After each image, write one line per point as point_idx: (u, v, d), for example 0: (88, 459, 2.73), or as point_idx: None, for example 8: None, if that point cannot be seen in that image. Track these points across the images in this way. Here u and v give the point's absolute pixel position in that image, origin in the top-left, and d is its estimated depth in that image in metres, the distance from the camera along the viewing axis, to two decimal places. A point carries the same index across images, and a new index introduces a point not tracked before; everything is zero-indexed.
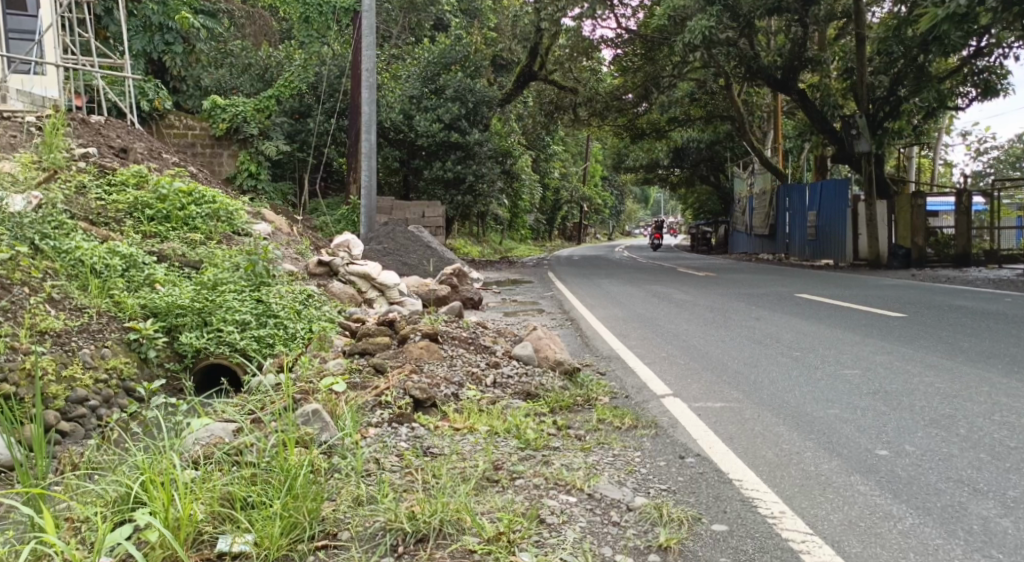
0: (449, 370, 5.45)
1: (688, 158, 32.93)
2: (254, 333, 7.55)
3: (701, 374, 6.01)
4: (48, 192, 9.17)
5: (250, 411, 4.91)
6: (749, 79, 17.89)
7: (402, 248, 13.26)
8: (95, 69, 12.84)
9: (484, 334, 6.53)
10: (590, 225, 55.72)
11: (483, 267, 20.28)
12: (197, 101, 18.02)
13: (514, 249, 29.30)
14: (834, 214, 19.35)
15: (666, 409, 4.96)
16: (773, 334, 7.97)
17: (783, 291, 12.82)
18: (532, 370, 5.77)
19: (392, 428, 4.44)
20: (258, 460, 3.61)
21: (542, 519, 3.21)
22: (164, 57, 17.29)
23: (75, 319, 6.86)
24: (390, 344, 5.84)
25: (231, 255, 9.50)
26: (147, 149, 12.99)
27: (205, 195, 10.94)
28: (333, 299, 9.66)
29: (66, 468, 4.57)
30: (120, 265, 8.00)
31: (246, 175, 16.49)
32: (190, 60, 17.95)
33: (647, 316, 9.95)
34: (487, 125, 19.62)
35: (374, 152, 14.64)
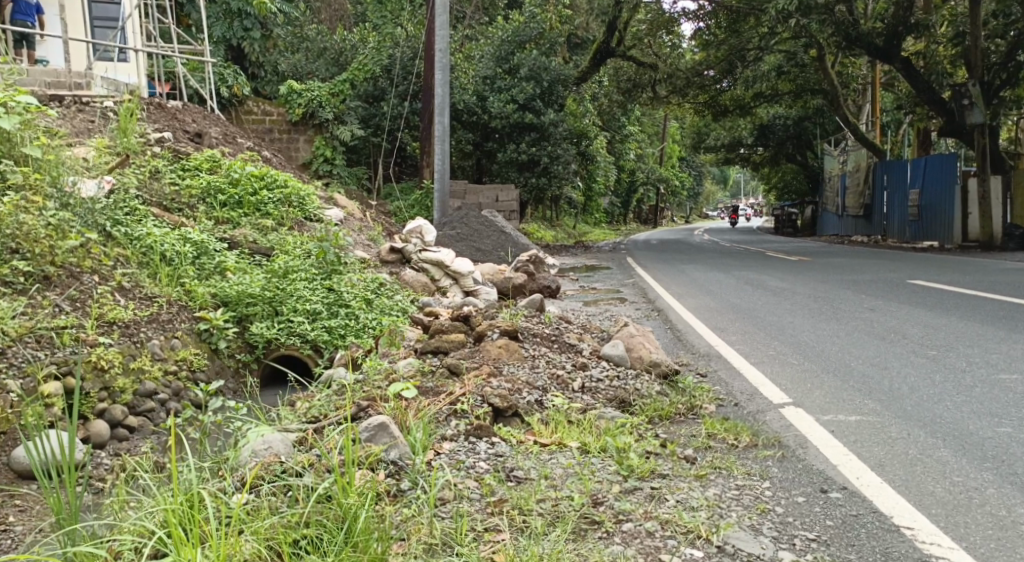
0: (532, 372, 4.81)
1: (772, 136, 31.51)
2: (326, 323, 7.11)
3: (821, 378, 5.25)
4: (121, 178, 8.87)
5: (310, 418, 4.38)
6: (846, 49, 16.67)
7: (476, 234, 12.69)
8: (175, 53, 12.52)
9: (568, 331, 5.85)
10: (666, 207, 54.14)
11: (558, 253, 19.60)
12: (275, 87, 17.83)
13: (590, 233, 28.45)
14: (937, 194, 18.02)
15: (788, 423, 4.28)
16: (895, 328, 7.10)
17: (890, 277, 11.78)
18: (624, 372, 5.09)
19: (469, 443, 3.83)
20: (308, 490, 3.03)
21: None
22: (244, 44, 17.16)
23: (145, 308, 6.45)
24: (465, 342, 5.25)
25: (303, 242, 9.12)
26: (222, 133, 12.67)
27: (277, 179, 10.55)
28: (406, 288, 9.15)
29: (116, 482, 4.08)
30: (190, 253, 7.56)
31: (322, 161, 16.06)
32: (268, 45, 17.69)
33: (744, 307, 9.14)
34: (564, 104, 18.84)
35: (448, 133, 14.09)
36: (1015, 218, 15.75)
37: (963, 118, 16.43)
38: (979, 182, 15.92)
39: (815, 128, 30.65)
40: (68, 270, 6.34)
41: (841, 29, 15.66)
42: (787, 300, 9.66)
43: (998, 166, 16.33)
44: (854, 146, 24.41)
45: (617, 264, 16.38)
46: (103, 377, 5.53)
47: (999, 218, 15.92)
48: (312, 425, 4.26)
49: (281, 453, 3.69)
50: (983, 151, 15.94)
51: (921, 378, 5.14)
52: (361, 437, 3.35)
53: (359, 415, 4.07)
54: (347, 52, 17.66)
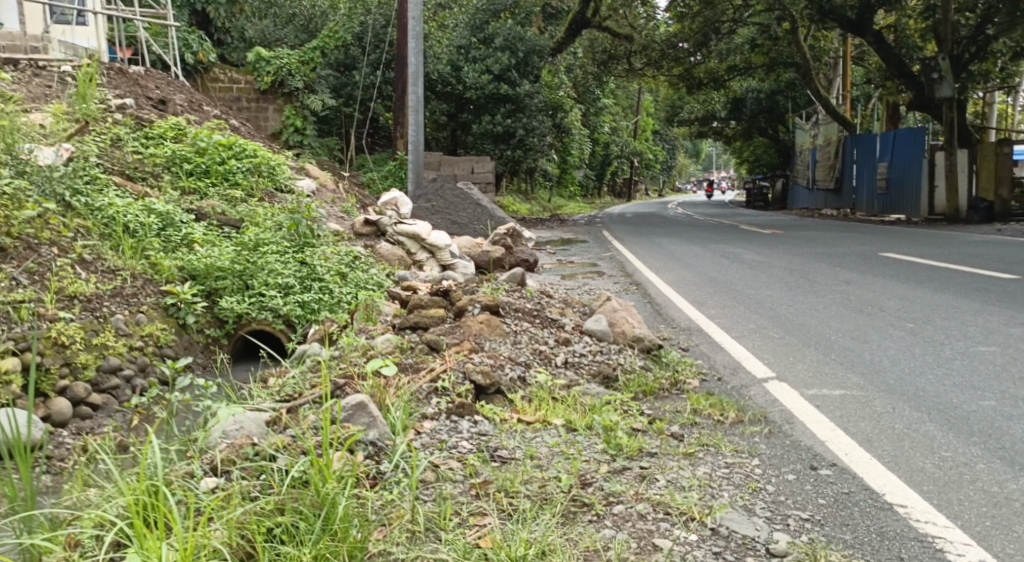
0: (514, 349, 4.71)
1: (746, 109, 31.50)
2: (299, 298, 6.92)
3: (802, 352, 5.19)
4: (81, 146, 8.60)
5: (284, 397, 4.26)
6: (820, 21, 16.58)
7: (452, 207, 12.52)
8: (137, 17, 12.13)
9: (550, 305, 5.74)
10: (640, 180, 54.09)
11: (533, 226, 19.49)
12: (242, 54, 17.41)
13: (564, 206, 28.34)
14: (906, 167, 18.08)
15: (773, 398, 4.21)
16: (872, 301, 7.06)
17: (865, 250, 11.79)
18: (607, 348, 5.01)
19: (452, 422, 3.73)
20: (284, 474, 2.91)
21: None
22: None
23: (107, 282, 6.35)
24: (445, 318, 5.11)
25: (274, 213, 8.93)
26: (187, 101, 12.35)
27: (245, 148, 10.31)
28: (381, 261, 8.99)
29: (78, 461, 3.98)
30: (156, 224, 7.38)
31: (292, 131, 15.76)
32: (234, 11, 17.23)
33: (721, 280, 9.08)
34: (539, 75, 18.61)
35: (421, 104, 13.85)
36: (981, 191, 15.87)
37: (933, 92, 16.41)
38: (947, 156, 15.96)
39: (789, 101, 30.64)
40: (26, 242, 6.21)
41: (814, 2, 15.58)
42: (764, 273, 9.62)
43: (966, 140, 16.46)
44: (826, 119, 24.42)
45: (592, 237, 16.32)
46: (65, 352, 5.40)
47: (966, 191, 16.03)
48: (286, 404, 4.14)
49: (254, 434, 3.60)
50: (951, 125, 15.99)
51: (901, 351, 5.10)
52: (339, 417, 3.24)
53: (337, 393, 3.94)
54: (317, 19, 17.55)
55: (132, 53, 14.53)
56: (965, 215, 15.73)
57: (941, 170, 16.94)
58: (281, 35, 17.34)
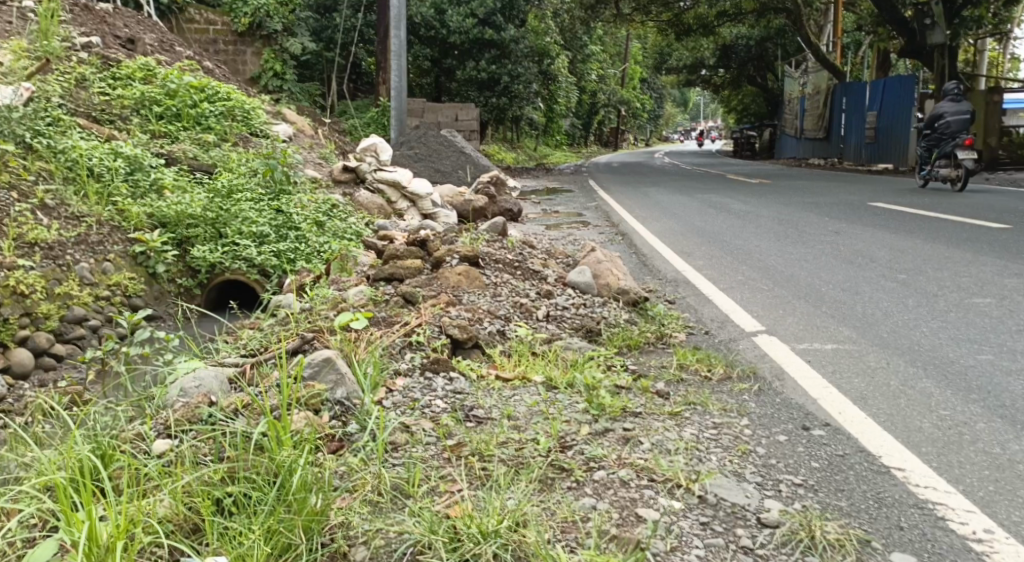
0: (493, 301, 4.52)
1: (735, 56, 30.95)
2: (274, 247, 7.07)
3: (793, 304, 5.02)
4: (43, 85, 8.23)
5: (249, 351, 4.03)
6: None
7: (435, 154, 12.22)
8: None
9: (532, 256, 5.51)
10: (628, 130, 53.52)
11: (518, 175, 19.18)
12: None
13: (550, 155, 27.97)
14: (894, 117, 17.83)
15: (763, 353, 4.04)
16: (863, 252, 6.89)
17: (855, 199, 11.59)
18: (591, 301, 4.82)
19: (426, 378, 3.51)
20: (238, 436, 2.69)
21: (644, 546, 2.26)
22: None
23: (72, 229, 6.47)
24: (421, 270, 4.89)
25: (248, 159, 8.65)
26: (157, 41, 11.90)
27: (218, 91, 9.98)
28: (360, 210, 8.71)
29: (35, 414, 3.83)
30: (123, 169, 7.48)
31: (271, 75, 15.28)
32: None
33: (708, 230, 8.88)
34: (525, 19, 18.09)
35: (404, 48, 13.45)
36: None
37: (924, 37, 16.07)
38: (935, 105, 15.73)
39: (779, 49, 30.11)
40: None
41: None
42: (753, 223, 9.41)
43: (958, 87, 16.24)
44: (816, 67, 24.03)
45: (578, 187, 16.04)
46: (25, 302, 5.56)
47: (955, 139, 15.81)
48: (252, 358, 3.95)
49: (215, 390, 3.40)
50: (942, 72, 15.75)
51: (894, 303, 4.94)
52: (300, 376, 3.02)
53: (306, 349, 3.70)
54: None
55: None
56: None
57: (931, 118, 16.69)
58: None
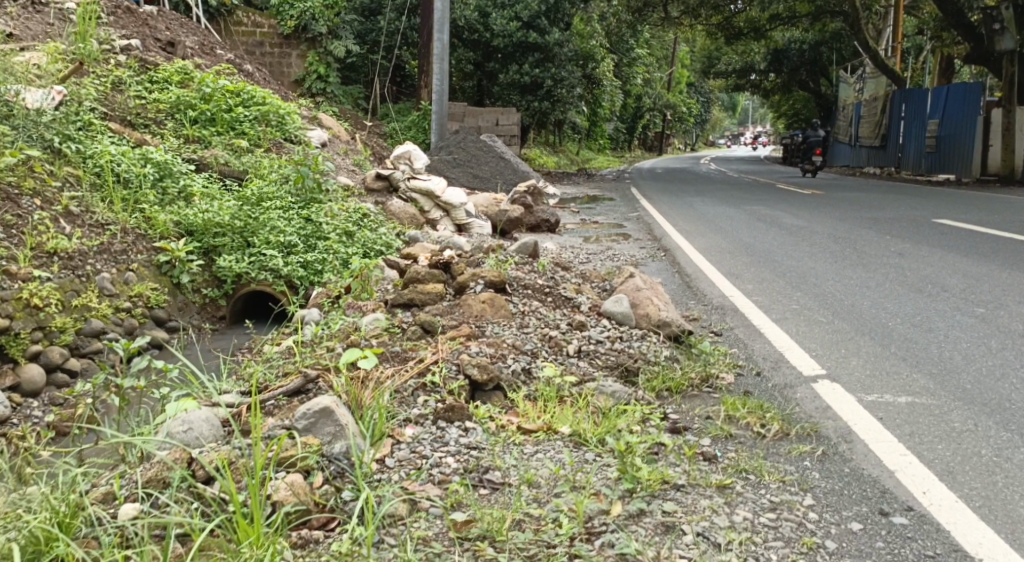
0: (519, 334, 4.15)
1: (786, 62, 30.11)
2: (301, 258, 6.78)
3: (856, 342, 4.54)
4: (77, 88, 8.02)
5: (249, 386, 3.63)
6: None
7: (474, 159, 11.81)
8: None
9: (566, 280, 5.10)
10: (672, 135, 52.60)
11: (558, 180, 18.69)
12: None
13: (593, 160, 27.53)
14: (957, 124, 17.01)
15: (826, 403, 3.58)
16: (931, 278, 6.36)
17: (914, 215, 10.93)
18: (628, 334, 4.38)
19: (438, 428, 3.11)
20: (200, 519, 2.29)
21: None
22: None
23: (95, 237, 6.17)
24: (443, 295, 4.53)
25: (280, 165, 8.35)
26: (199, 44, 11.76)
27: (254, 95, 9.72)
28: (392, 219, 8.35)
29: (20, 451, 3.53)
30: (151, 175, 7.21)
31: (315, 78, 15.02)
32: None
33: (758, 248, 8.36)
34: (570, 23, 17.61)
35: (447, 52, 13.08)
36: None
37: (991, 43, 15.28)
38: (1005, 113, 14.89)
39: (831, 54, 29.15)
40: (8, 191, 6.01)
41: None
42: (806, 240, 8.89)
43: None
44: (873, 73, 23.16)
45: (620, 195, 15.53)
46: (38, 316, 5.22)
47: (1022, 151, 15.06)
48: (252, 395, 3.49)
49: (204, 437, 2.88)
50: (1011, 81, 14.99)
51: (973, 345, 4.44)
52: (280, 438, 2.55)
53: (306, 392, 3.32)
54: None
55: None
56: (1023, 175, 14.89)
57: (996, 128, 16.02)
58: None
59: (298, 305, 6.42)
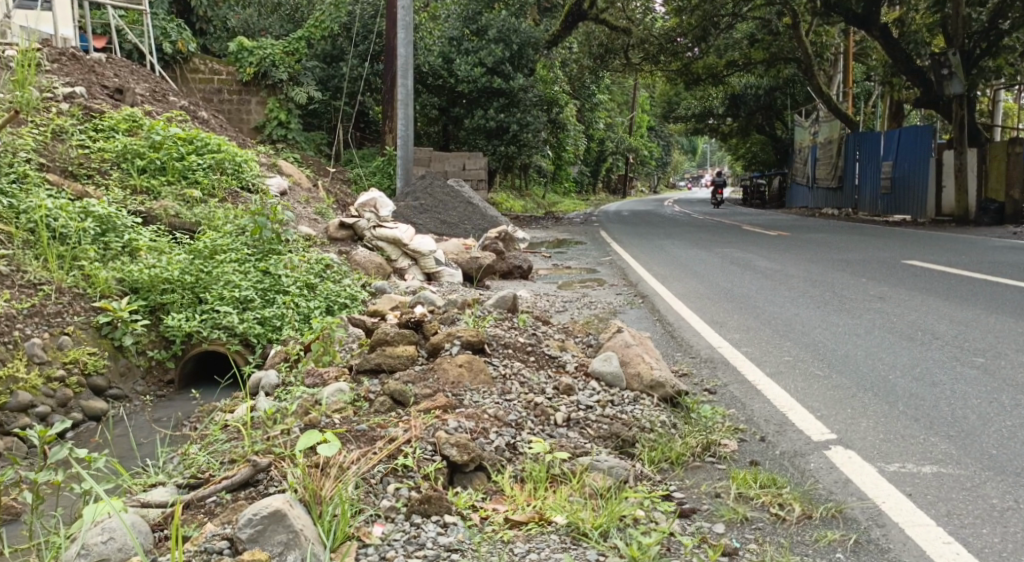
0: (501, 403, 3.72)
1: (743, 106, 30.31)
2: (258, 314, 6.32)
3: (860, 399, 4.17)
4: (13, 139, 7.60)
5: (190, 477, 3.22)
6: (824, 13, 15.72)
7: (441, 205, 11.44)
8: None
9: (548, 337, 4.70)
10: (635, 178, 52.75)
11: (525, 224, 18.30)
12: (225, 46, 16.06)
13: (558, 203, 27.34)
14: (911, 165, 16.99)
15: (844, 474, 3.20)
16: (921, 324, 6.03)
17: (884, 256, 10.71)
18: (619, 398, 3.97)
19: (414, 525, 2.74)
20: None
21: None
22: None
23: (25, 299, 5.80)
24: (416, 358, 4.11)
25: (236, 216, 7.87)
26: (150, 90, 11.37)
27: (208, 142, 9.29)
28: (356, 269, 7.90)
29: None
30: (92, 230, 6.74)
31: (276, 124, 14.56)
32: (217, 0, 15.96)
33: (736, 293, 8.02)
34: (534, 69, 17.48)
35: (411, 99, 12.83)
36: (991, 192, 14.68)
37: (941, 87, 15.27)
38: (956, 154, 14.75)
39: (787, 99, 29.48)
40: None
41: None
42: (783, 284, 8.56)
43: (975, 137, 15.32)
44: (827, 117, 23.33)
45: (589, 238, 15.24)
46: None
47: (975, 191, 14.82)
48: (192, 489, 3.13)
49: (126, 548, 2.66)
50: (961, 123, 14.72)
51: (985, 401, 4.08)
52: None
53: (257, 483, 2.95)
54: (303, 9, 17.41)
55: (102, 42, 13.48)
56: (976, 217, 14.60)
57: (948, 168, 15.81)
58: (265, 26, 16.40)
59: (255, 367, 5.94)
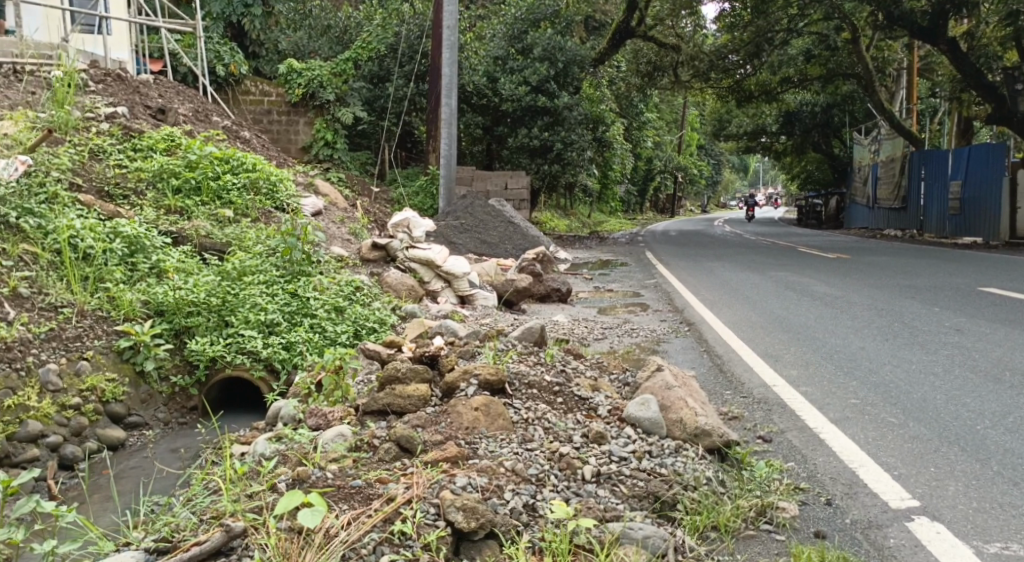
0: (524, 455, 3.26)
1: (797, 124, 29.49)
2: (283, 339, 5.96)
3: (945, 455, 3.66)
4: (48, 158, 7.39)
5: (161, 539, 2.79)
6: (886, 26, 14.99)
7: (480, 224, 11.03)
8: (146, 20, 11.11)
9: (582, 376, 4.22)
10: (683, 197, 51.99)
11: (569, 245, 17.82)
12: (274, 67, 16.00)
13: (605, 223, 26.85)
14: (981, 186, 16.14)
15: (929, 551, 2.88)
16: (1006, 362, 5.44)
17: (956, 282, 9.99)
18: (658, 448, 3.48)
19: None
20: None
21: None
22: (243, 20, 15.54)
23: (43, 322, 5.51)
24: (431, 399, 3.68)
25: (268, 236, 7.56)
26: (194, 110, 11.22)
27: (244, 161, 9.01)
28: (388, 292, 7.52)
29: None
30: (119, 251, 6.46)
31: (322, 145, 14.36)
32: (269, 23, 15.96)
33: (794, 322, 7.47)
34: (580, 87, 17.02)
35: (455, 117, 12.49)
36: None
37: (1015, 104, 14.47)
38: None
39: (843, 117, 28.60)
40: None
41: (881, 5, 14.10)
42: (846, 312, 7.97)
43: None
44: (888, 135, 22.45)
45: (635, 259, 14.72)
46: None
47: None
48: (160, 555, 2.70)
49: None
50: None
51: None
52: None
53: (230, 552, 2.64)
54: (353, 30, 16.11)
55: (158, 65, 13.78)
56: None
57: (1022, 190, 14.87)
58: (315, 47, 15.83)
59: (278, 395, 5.56)
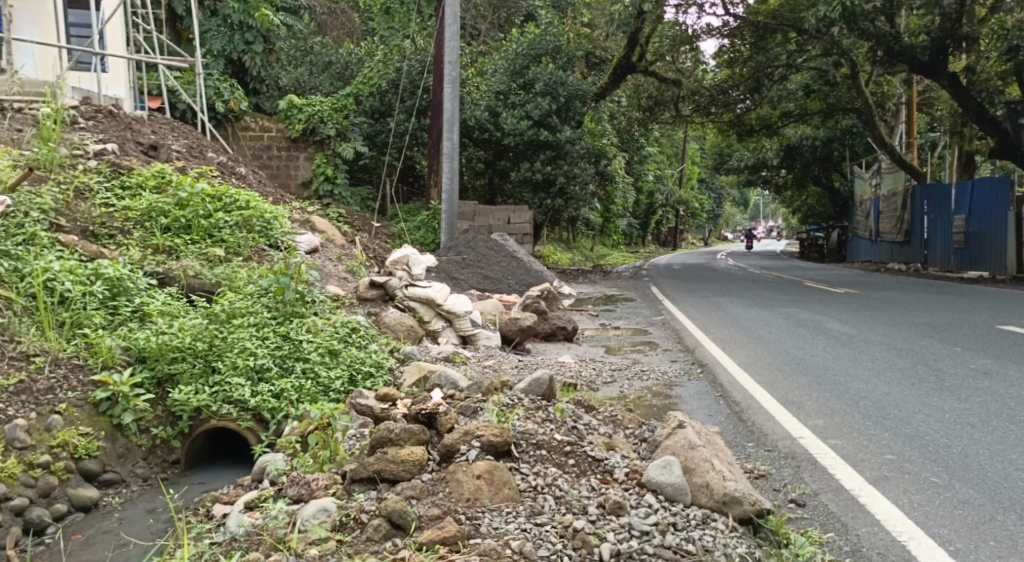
0: (532, 535, 2.90)
1: (798, 158, 29.03)
2: (274, 386, 5.49)
3: (1003, 526, 3.27)
4: (29, 197, 7.07)
5: None
6: (889, 61, 14.72)
7: (484, 260, 10.67)
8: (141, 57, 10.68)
9: (598, 434, 3.79)
10: (685, 230, 51.67)
11: (573, 279, 17.43)
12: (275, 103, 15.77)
13: (608, 256, 26.54)
14: (988, 221, 15.80)
15: None
16: None
17: (975, 319, 9.60)
18: (684, 519, 3.08)
19: None
20: None
21: None
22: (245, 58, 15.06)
23: (13, 373, 5.11)
24: (426, 464, 3.29)
25: (260, 276, 7.16)
26: (188, 147, 10.90)
27: (238, 198, 8.66)
28: (386, 333, 7.12)
29: None
30: (99, 294, 6.06)
31: (322, 179, 14.10)
32: (270, 59, 15.66)
33: (811, 364, 7.07)
34: (582, 121, 16.73)
35: (456, 152, 12.17)
36: None
37: None
38: None
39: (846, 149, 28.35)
40: None
41: (884, 40, 13.83)
42: (866, 353, 7.56)
43: None
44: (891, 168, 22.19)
45: (641, 295, 14.32)
46: None
47: None
48: None
49: None
50: None
51: None
52: None
53: None
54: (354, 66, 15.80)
55: (156, 102, 13.50)
56: None
57: None
58: (316, 83, 15.57)
59: (266, 447, 5.12)
